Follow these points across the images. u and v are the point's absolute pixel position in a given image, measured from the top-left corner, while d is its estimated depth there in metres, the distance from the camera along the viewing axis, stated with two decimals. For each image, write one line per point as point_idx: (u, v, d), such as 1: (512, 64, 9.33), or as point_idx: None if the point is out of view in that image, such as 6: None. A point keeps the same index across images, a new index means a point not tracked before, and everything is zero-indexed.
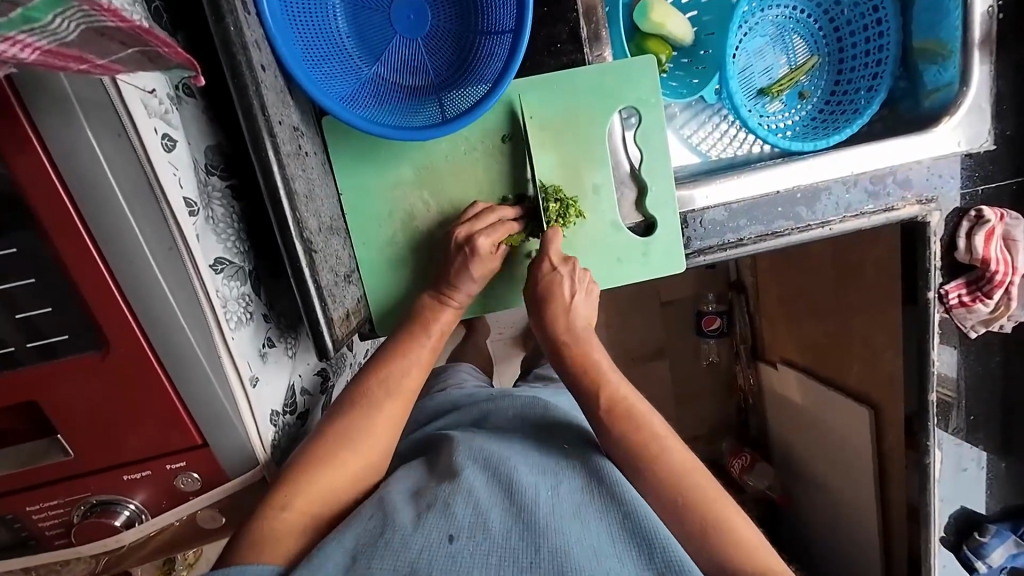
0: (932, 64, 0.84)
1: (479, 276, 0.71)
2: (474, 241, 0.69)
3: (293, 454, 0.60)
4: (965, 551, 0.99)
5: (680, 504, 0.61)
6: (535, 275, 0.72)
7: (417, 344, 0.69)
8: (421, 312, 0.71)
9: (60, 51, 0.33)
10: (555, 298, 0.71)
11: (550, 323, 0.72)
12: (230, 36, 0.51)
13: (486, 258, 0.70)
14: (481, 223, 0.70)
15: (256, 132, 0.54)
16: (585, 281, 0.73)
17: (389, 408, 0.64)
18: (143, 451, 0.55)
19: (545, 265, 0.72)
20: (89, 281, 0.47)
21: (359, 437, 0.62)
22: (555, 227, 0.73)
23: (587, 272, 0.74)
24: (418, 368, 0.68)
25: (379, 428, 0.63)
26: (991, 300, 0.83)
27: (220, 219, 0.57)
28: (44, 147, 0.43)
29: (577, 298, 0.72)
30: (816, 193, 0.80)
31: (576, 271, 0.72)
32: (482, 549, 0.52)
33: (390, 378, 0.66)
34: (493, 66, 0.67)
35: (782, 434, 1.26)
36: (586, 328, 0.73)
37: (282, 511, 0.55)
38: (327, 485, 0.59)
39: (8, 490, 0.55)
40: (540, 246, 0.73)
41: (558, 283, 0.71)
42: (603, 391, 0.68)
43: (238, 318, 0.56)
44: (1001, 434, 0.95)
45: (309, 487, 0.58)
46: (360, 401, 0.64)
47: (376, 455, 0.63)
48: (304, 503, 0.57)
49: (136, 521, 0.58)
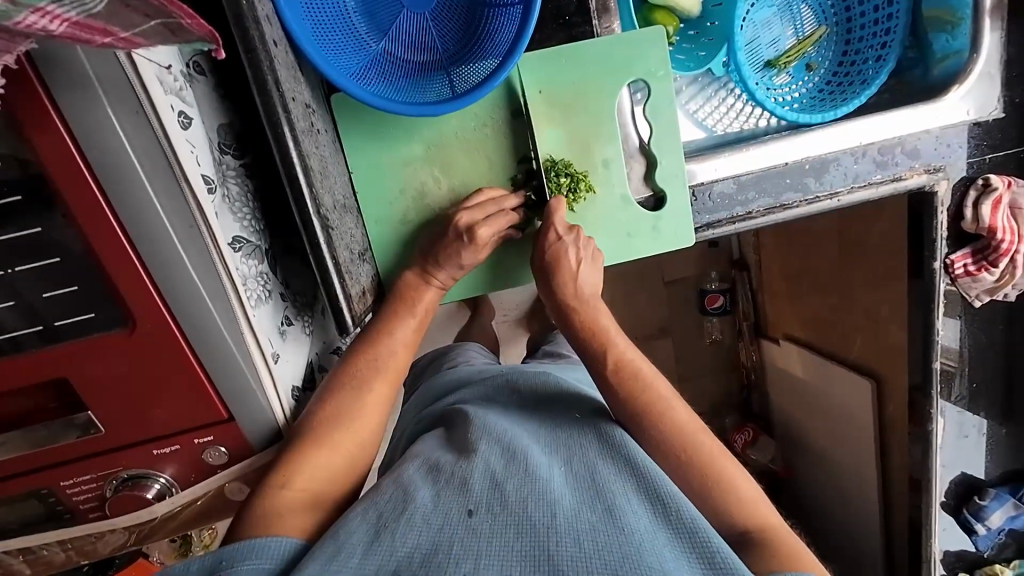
0: (942, 33, 0.83)
1: (467, 262, 0.72)
2: (476, 233, 0.69)
3: (294, 423, 0.61)
4: (966, 515, 1.02)
5: (690, 464, 0.62)
6: (542, 244, 0.73)
7: (410, 324, 0.70)
8: (405, 290, 0.71)
9: (87, 24, 0.33)
10: (562, 267, 0.72)
11: (558, 291, 0.74)
12: (242, 9, 0.50)
13: (483, 247, 0.71)
14: (480, 213, 0.71)
15: (271, 108, 0.54)
16: (590, 248, 0.74)
17: (378, 388, 0.65)
18: (171, 426, 0.57)
19: (551, 235, 0.73)
20: (113, 260, 0.48)
21: (352, 415, 0.62)
22: (559, 197, 0.73)
23: (592, 240, 0.75)
24: (404, 348, 0.68)
25: (374, 406, 0.64)
26: (997, 268, 0.84)
27: (236, 198, 0.57)
28: (65, 126, 0.43)
29: (583, 265, 0.73)
30: (824, 164, 0.80)
31: (581, 241, 0.73)
32: (499, 519, 0.53)
33: (378, 357, 0.66)
34: (502, 39, 0.67)
35: (786, 407, 1.29)
36: (593, 294, 0.74)
37: (281, 489, 0.56)
38: (326, 462, 0.59)
39: (42, 465, 0.56)
40: (545, 215, 0.74)
41: (564, 252, 0.72)
42: (611, 356, 0.70)
43: (258, 296, 0.57)
44: (1002, 401, 0.97)
45: (306, 466, 0.58)
46: (356, 380, 0.64)
47: (365, 434, 0.63)
48: (304, 481, 0.57)
49: (167, 494, 0.60)
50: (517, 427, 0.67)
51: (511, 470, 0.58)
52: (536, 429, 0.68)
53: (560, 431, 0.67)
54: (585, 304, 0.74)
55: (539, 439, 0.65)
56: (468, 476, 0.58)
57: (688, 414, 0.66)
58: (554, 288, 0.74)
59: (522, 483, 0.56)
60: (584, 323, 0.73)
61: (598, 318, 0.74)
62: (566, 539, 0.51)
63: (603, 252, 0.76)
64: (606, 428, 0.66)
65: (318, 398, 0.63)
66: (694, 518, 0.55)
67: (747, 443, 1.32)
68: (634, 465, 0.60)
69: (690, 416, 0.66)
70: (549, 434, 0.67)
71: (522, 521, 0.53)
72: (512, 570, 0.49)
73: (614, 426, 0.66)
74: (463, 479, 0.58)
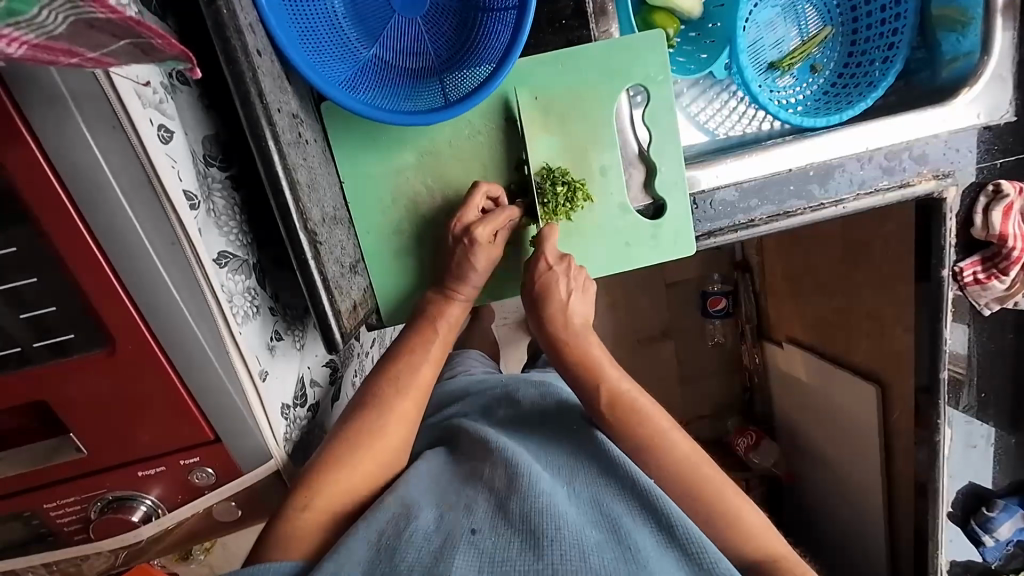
0: (951, 33, 0.80)
1: (483, 266, 0.69)
2: (472, 232, 0.67)
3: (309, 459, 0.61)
4: (972, 526, 1.00)
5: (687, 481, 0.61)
6: (531, 276, 0.69)
7: (415, 340, 0.68)
8: (427, 307, 0.70)
9: (49, 45, 0.31)
10: (552, 297, 0.69)
11: (548, 323, 0.70)
12: (224, 19, 0.48)
13: (488, 247, 0.69)
14: (474, 212, 0.69)
15: (254, 121, 0.52)
16: (580, 278, 0.71)
17: (401, 407, 0.65)
18: (156, 447, 0.55)
19: (541, 265, 0.69)
20: (93, 280, 0.46)
21: (368, 440, 0.62)
22: (551, 225, 0.71)
23: (583, 269, 0.72)
24: (428, 365, 0.68)
25: (394, 427, 0.64)
26: (1008, 276, 0.81)
27: (222, 212, 0.56)
28: (37, 142, 0.42)
29: (573, 297, 0.70)
30: (829, 170, 0.77)
31: (572, 271, 0.69)
32: (503, 537, 0.52)
33: (396, 377, 0.66)
34: (496, 45, 0.65)
35: (789, 411, 1.27)
36: (585, 325, 0.71)
37: (304, 511, 0.56)
38: (345, 485, 0.60)
39: (24, 488, 0.55)
40: (535, 245, 0.71)
41: (554, 284, 0.69)
42: (601, 372, 0.68)
43: (244, 313, 0.55)
44: (1012, 410, 0.95)
45: (326, 489, 0.58)
46: (373, 402, 0.64)
47: (386, 456, 0.63)
48: (325, 503, 0.58)
49: (153, 516, 0.58)
50: (517, 442, 0.67)
51: (515, 485, 0.57)
52: (535, 445, 0.67)
53: (560, 448, 0.67)
54: (577, 335, 0.71)
55: (539, 456, 0.65)
56: (472, 500, 0.57)
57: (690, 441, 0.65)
58: (544, 318, 0.70)
59: (528, 495, 0.55)
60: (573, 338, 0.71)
61: (590, 346, 0.70)
62: (571, 552, 0.50)
63: (595, 281, 0.72)
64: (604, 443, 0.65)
65: (341, 419, 0.63)
66: (703, 544, 0.55)
67: (749, 447, 1.30)
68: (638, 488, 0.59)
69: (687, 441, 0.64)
70: (547, 451, 0.66)
71: (527, 534, 0.52)
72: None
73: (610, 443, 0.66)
74: (467, 504, 0.57)
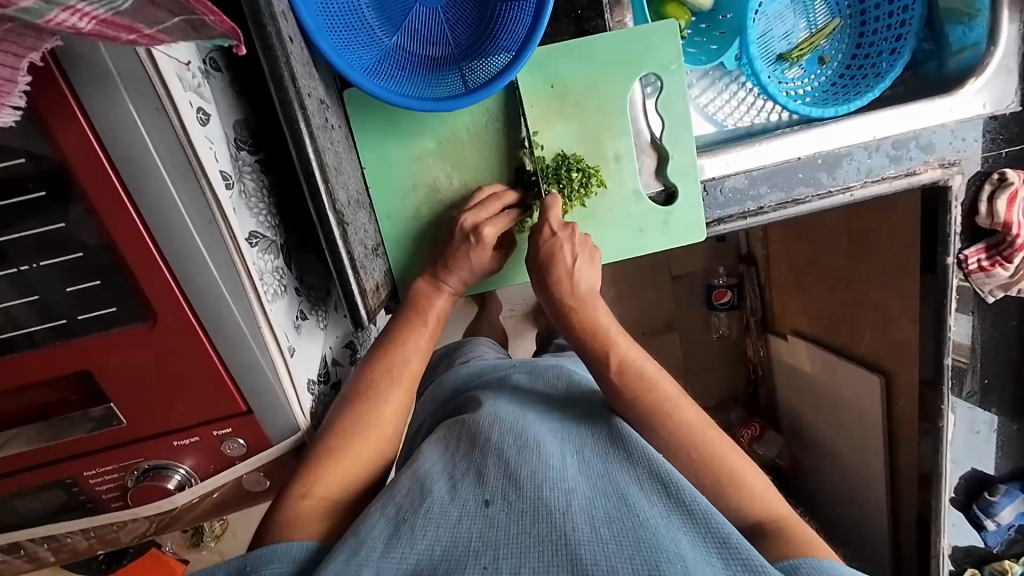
0: (958, 25, 0.82)
1: (486, 250, 0.71)
2: (481, 231, 0.69)
3: (330, 429, 0.63)
4: (975, 510, 1.02)
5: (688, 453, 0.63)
6: (536, 243, 0.71)
7: (433, 322, 0.70)
8: (434, 291, 0.72)
9: (114, 21, 0.33)
10: (557, 263, 0.69)
11: (553, 288, 0.70)
12: (260, 7, 0.50)
13: (489, 249, 0.71)
14: (485, 211, 0.71)
15: (287, 104, 0.54)
16: (586, 245, 0.71)
17: (408, 389, 0.67)
18: (191, 418, 0.58)
19: (545, 232, 0.71)
20: (136, 254, 0.48)
21: (374, 422, 0.63)
22: (554, 194, 0.72)
23: (589, 237, 0.73)
24: (418, 356, 0.69)
25: (400, 410, 0.65)
26: (1012, 263, 0.83)
27: (252, 193, 0.58)
28: (87, 120, 0.44)
29: (579, 262, 0.70)
30: (837, 159, 0.79)
31: (575, 237, 0.71)
32: (516, 507, 0.54)
33: (403, 358, 0.68)
34: (515, 33, 0.66)
35: (793, 403, 1.29)
36: (591, 291, 0.71)
37: (315, 486, 0.58)
38: (359, 465, 0.62)
39: (67, 456, 0.58)
40: (539, 213, 0.73)
41: (559, 249, 0.70)
42: (615, 351, 0.68)
43: (274, 290, 0.57)
44: (1013, 397, 0.97)
45: (348, 467, 0.60)
46: (386, 383, 0.66)
47: (395, 433, 0.65)
48: (336, 480, 0.59)
49: (187, 484, 0.61)
50: (528, 414, 0.68)
51: (523, 456, 0.59)
52: (547, 418, 0.68)
53: (570, 423, 0.68)
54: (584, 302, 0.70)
55: (552, 427, 0.66)
56: (483, 465, 0.59)
57: (697, 413, 0.65)
58: (548, 284, 0.70)
59: (536, 469, 0.57)
60: (583, 324, 0.69)
61: (597, 315, 0.70)
62: (581, 524, 0.52)
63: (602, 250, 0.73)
64: (617, 425, 0.65)
65: (354, 398, 0.65)
66: (718, 518, 0.55)
67: (753, 438, 1.32)
68: (639, 458, 0.60)
69: (699, 414, 0.65)
70: (559, 425, 0.67)
71: (535, 506, 0.53)
72: (530, 558, 0.50)
73: (620, 422, 0.66)
74: (478, 470, 0.58)
